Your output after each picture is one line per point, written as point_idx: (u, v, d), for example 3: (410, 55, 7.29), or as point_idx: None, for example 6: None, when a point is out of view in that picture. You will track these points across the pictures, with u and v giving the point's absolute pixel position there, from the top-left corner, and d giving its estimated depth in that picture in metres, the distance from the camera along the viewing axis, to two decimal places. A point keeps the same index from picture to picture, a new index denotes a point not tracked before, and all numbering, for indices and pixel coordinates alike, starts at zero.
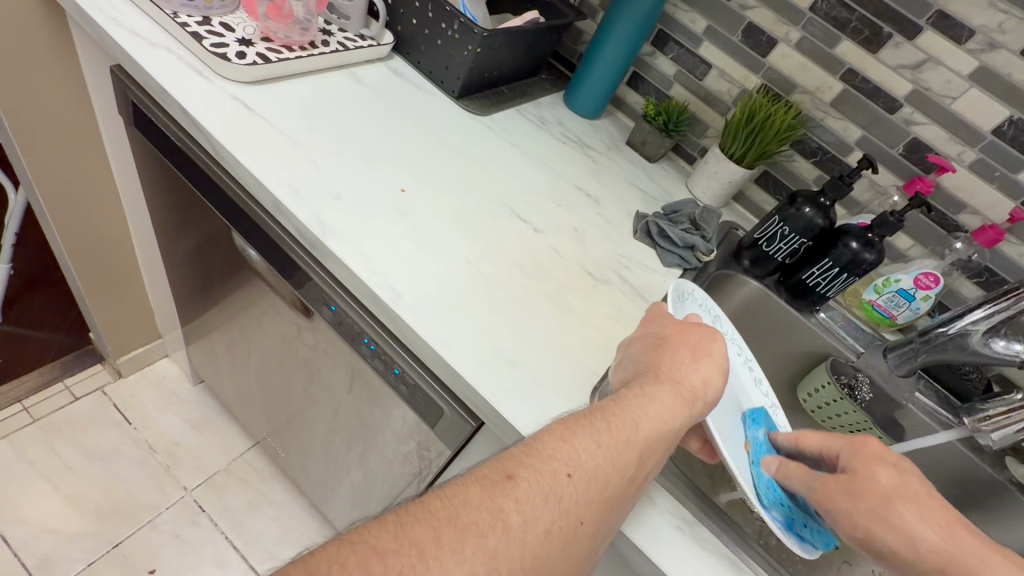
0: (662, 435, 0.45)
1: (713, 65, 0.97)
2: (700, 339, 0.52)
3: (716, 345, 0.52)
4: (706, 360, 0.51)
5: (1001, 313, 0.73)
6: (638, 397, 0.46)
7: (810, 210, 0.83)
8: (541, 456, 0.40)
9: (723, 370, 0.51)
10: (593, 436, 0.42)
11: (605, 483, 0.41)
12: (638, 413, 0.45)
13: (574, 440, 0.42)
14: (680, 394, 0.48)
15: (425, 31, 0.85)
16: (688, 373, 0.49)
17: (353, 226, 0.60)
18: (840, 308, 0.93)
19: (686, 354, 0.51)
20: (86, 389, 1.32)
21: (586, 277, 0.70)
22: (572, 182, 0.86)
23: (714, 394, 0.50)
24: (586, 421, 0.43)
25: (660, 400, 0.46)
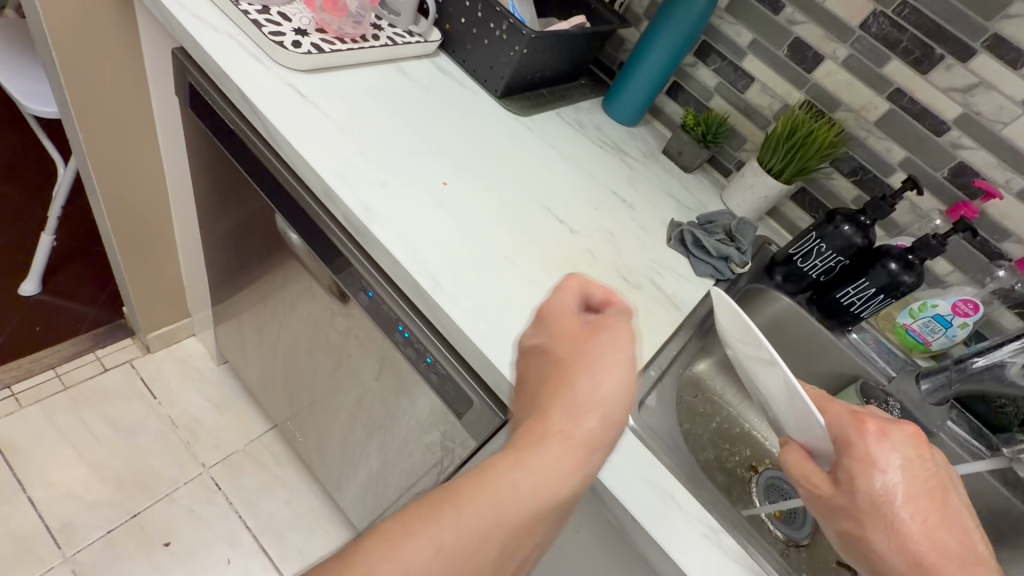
0: (544, 499, 0.36)
1: (756, 78, 0.97)
2: (611, 352, 0.41)
3: (600, 348, 0.41)
4: (599, 378, 0.40)
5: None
6: (564, 418, 0.39)
7: (849, 228, 0.82)
8: (443, 523, 0.33)
9: (630, 386, 0.41)
10: (509, 485, 0.35)
11: (519, 536, 0.35)
12: (563, 439, 0.38)
13: (483, 496, 0.34)
14: (613, 403, 0.40)
15: (473, 31, 0.87)
16: (615, 372, 0.41)
17: (397, 215, 0.61)
18: (871, 330, 0.92)
19: (587, 376, 0.40)
20: (115, 360, 1.36)
21: (619, 280, 0.71)
22: (608, 187, 0.87)
23: (620, 422, 0.41)
24: (503, 465, 0.36)
25: (592, 414, 0.39)
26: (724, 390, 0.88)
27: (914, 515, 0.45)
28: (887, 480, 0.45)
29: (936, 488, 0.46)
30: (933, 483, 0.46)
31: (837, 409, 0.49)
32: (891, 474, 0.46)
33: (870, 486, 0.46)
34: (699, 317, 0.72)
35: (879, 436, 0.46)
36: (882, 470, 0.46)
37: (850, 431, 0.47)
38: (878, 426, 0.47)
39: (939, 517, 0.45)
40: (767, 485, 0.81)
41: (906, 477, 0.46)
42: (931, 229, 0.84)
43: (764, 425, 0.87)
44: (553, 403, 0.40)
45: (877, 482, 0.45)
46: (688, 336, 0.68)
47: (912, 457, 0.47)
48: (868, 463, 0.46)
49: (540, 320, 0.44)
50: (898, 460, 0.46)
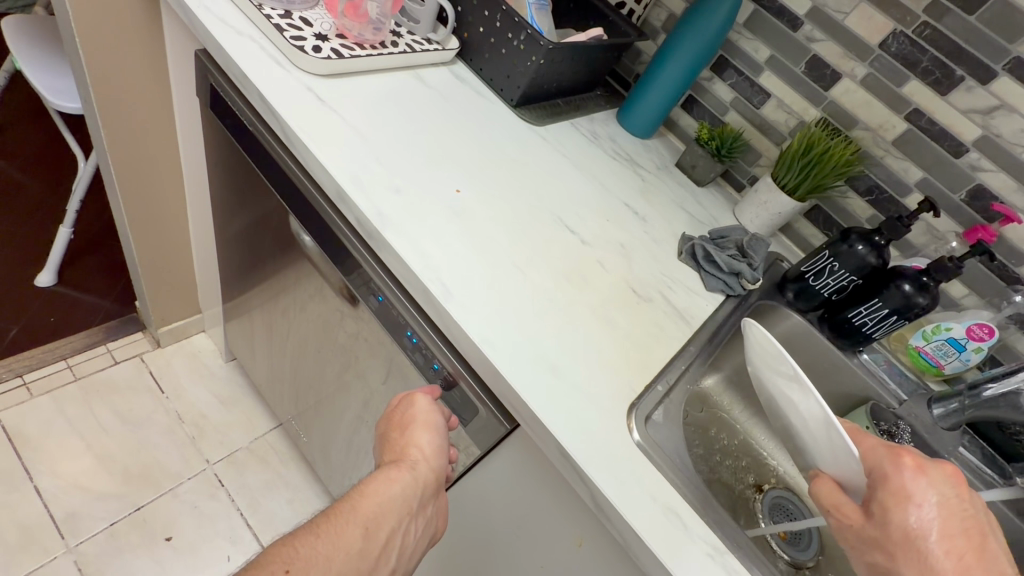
0: (388, 505, 0.49)
1: (772, 94, 0.96)
2: (408, 411, 0.58)
3: (416, 407, 0.57)
4: (417, 427, 0.56)
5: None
6: (421, 436, 0.55)
7: (863, 247, 0.80)
8: (347, 511, 0.47)
9: (432, 425, 0.57)
10: (388, 479, 0.51)
11: (400, 514, 0.49)
12: (420, 451, 0.55)
13: (373, 487, 0.50)
14: (433, 427, 0.57)
15: (491, 40, 0.88)
16: (422, 408, 0.57)
17: (410, 221, 0.61)
18: (883, 351, 0.91)
19: (398, 430, 0.57)
20: (126, 353, 1.37)
21: (629, 292, 0.71)
22: (620, 199, 0.87)
23: (434, 452, 0.56)
24: (385, 471, 0.51)
25: (434, 435, 0.56)
26: (732, 407, 0.87)
27: (949, 552, 0.43)
28: (922, 516, 0.44)
29: (973, 527, 0.45)
30: (969, 522, 0.45)
31: (870, 443, 0.50)
32: (928, 512, 0.45)
33: (905, 521, 0.45)
34: (708, 333, 0.72)
35: (916, 471, 0.46)
36: (917, 505, 0.45)
37: (887, 463, 0.47)
38: (916, 462, 0.47)
39: (976, 558, 0.43)
40: (771, 504, 0.80)
41: (942, 513, 0.45)
42: (948, 252, 0.82)
43: (772, 443, 0.87)
44: (387, 448, 0.56)
45: (912, 517, 0.45)
46: (696, 351, 0.68)
47: (950, 496, 0.46)
48: (902, 497, 0.45)
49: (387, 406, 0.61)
50: (933, 497, 0.45)
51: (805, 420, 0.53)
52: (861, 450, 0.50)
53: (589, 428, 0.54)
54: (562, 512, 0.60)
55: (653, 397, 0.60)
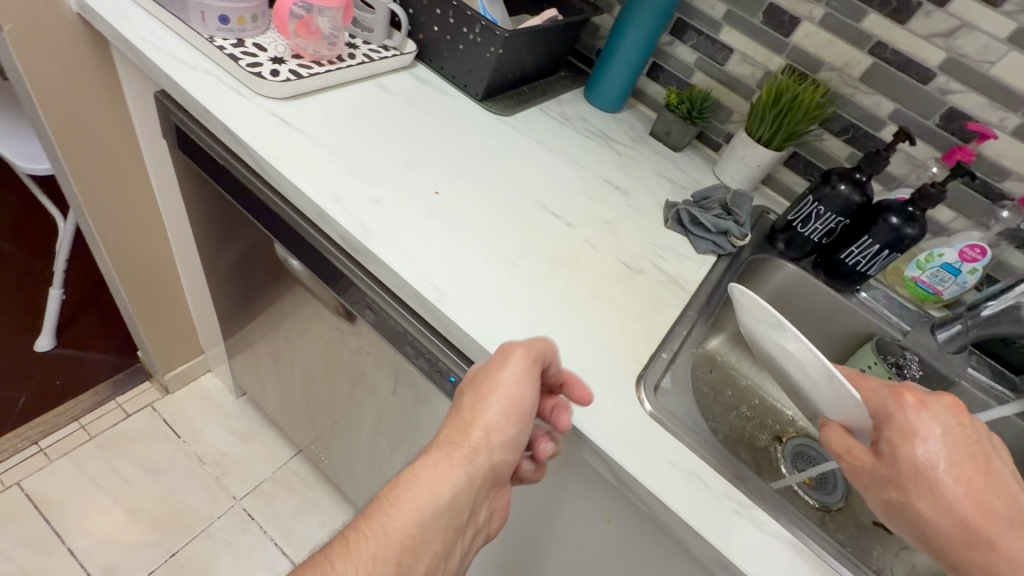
0: (431, 508, 0.46)
1: (735, 49, 0.96)
2: (483, 384, 0.51)
3: (501, 380, 0.50)
4: (491, 404, 0.50)
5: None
6: (490, 417, 0.50)
7: (846, 186, 0.80)
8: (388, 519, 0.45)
9: (507, 406, 0.50)
10: (440, 472, 0.47)
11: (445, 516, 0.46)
12: (489, 431, 0.50)
13: (420, 481, 0.47)
14: (508, 406, 0.50)
15: (447, 37, 0.87)
16: (500, 382, 0.50)
17: (393, 229, 0.61)
18: (881, 287, 0.92)
19: (468, 401, 0.51)
20: (137, 405, 1.38)
21: (621, 266, 0.71)
22: (600, 176, 0.87)
23: (499, 442, 0.50)
24: (443, 458, 0.48)
25: (504, 419, 0.50)
26: (741, 364, 0.88)
27: (958, 479, 0.44)
28: (930, 448, 0.45)
29: (979, 451, 0.46)
30: (975, 447, 0.46)
31: (873, 385, 0.50)
32: (933, 444, 0.45)
33: (912, 454, 0.45)
34: (705, 295, 0.72)
35: (918, 406, 0.47)
36: (923, 439, 0.46)
37: (889, 402, 0.48)
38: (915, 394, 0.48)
39: (984, 480, 0.44)
40: (794, 453, 0.81)
41: (947, 443, 0.45)
42: (930, 178, 0.83)
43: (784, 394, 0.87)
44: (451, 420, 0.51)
45: (918, 450, 0.45)
46: (695, 314, 0.69)
47: (953, 425, 0.47)
48: (908, 433, 0.46)
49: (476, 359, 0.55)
50: (935, 428, 0.46)
51: (799, 365, 0.53)
52: (862, 393, 0.50)
53: (596, 409, 0.54)
54: (589, 493, 0.60)
55: (659, 364, 0.61)
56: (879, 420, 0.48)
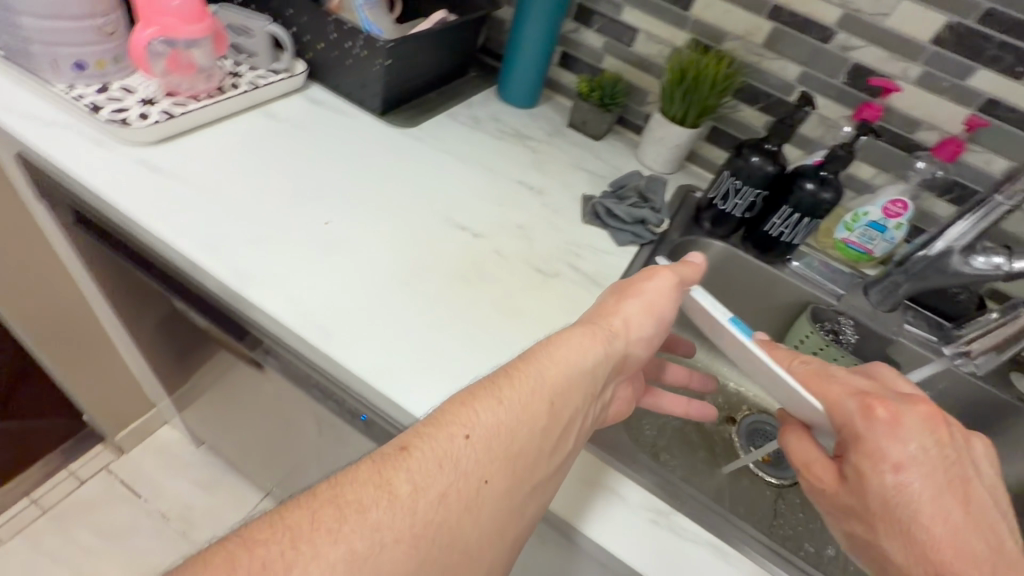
0: (570, 379, 0.46)
1: (639, 29, 0.93)
2: (630, 282, 0.53)
3: (650, 284, 0.52)
4: (635, 302, 0.51)
5: (1003, 208, 0.70)
6: (627, 311, 0.51)
7: (758, 158, 0.78)
8: (526, 381, 0.44)
9: (649, 299, 0.52)
10: (580, 351, 0.47)
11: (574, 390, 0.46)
12: (631, 325, 0.51)
13: (557, 358, 0.46)
14: (650, 306, 0.52)
15: (334, 53, 0.82)
16: (645, 285, 0.53)
17: (276, 271, 0.57)
18: (815, 253, 0.91)
19: (611, 297, 0.53)
20: (90, 470, 1.33)
21: (533, 272, 0.69)
22: (512, 178, 0.84)
23: (640, 333, 0.51)
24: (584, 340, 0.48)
25: (633, 317, 0.51)
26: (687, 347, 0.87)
27: (936, 517, 0.40)
28: (901, 478, 0.41)
29: (957, 477, 0.42)
30: (952, 473, 0.42)
31: (837, 394, 0.45)
32: (907, 475, 0.41)
33: (882, 485, 0.42)
34: None
35: (890, 426, 0.42)
36: (894, 467, 0.42)
37: (857, 422, 0.43)
38: (894, 416, 0.43)
39: (965, 514, 0.40)
40: (749, 430, 0.80)
41: (923, 473, 0.41)
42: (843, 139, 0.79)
43: (733, 371, 0.86)
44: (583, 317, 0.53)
45: (888, 480, 0.41)
46: None
47: (930, 447, 0.42)
48: (877, 459, 0.42)
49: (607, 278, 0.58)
50: (909, 454, 0.42)
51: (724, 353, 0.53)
52: (827, 404, 0.45)
53: None
54: None
55: None
56: (847, 442, 0.44)
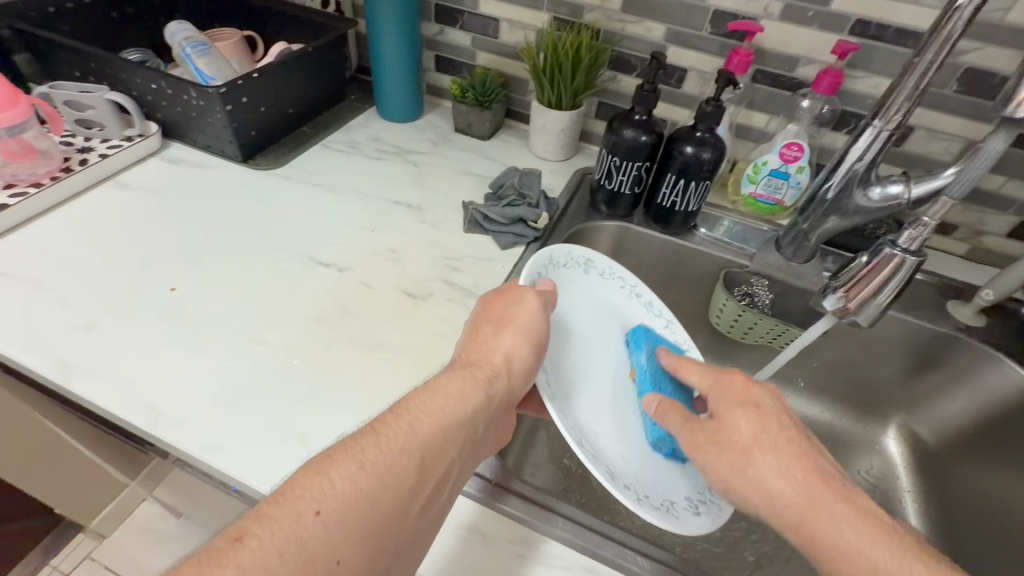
0: (444, 428, 0.42)
1: (500, 18, 0.89)
2: (506, 308, 0.50)
3: (523, 309, 0.49)
4: (510, 332, 0.48)
5: (885, 134, 0.63)
6: (499, 346, 0.48)
7: (630, 130, 0.73)
8: (394, 436, 0.39)
9: (531, 331, 0.48)
10: (452, 397, 0.43)
11: (447, 441, 0.41)
12: (507, 360, 0.47)
13: (425, 409, 0.42)
14: (526, 333, 0.49)
15: (179, 108, 0.79)
16: (517, 311, 0.49)
17: (106, 356, 0.54)
18: (730, 216, 0.84)
19: (489, 330, 0.50)
20: (73, 561, 1.31)
21: (403, 299, 0.65)
22: (389, 199, 0.80)
23: (522, 368, 0.48)
24: (457, 381, 0.45)
25: (511, 350, 0.48)
26: None
27: (784, 451, 0.45)
28: (755, 419, 0.47)
29: (800, 435, 0.47)
30: (796, 429, 0.47)
31: (695, 370, 0.53)
32: (760, 419, 0.47)
33: (738, 422, 0.47)
34: None
35: (746, 382, 0.49)
36: (752, 411, 0.47)
37: (720, 375, 0.51)
38: (740, 385, 0.49)
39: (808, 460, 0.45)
40: None
41: (772, 420, 0.47)
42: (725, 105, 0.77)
43: None
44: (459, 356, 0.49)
45: (743, 420, 0.47)
46: None
47: (779, 408, 0.48)
48: (741, 402, 0.48)
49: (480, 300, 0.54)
50: (748, 415, 0.47)
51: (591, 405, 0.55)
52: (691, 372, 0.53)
53: None
54: None
55: None
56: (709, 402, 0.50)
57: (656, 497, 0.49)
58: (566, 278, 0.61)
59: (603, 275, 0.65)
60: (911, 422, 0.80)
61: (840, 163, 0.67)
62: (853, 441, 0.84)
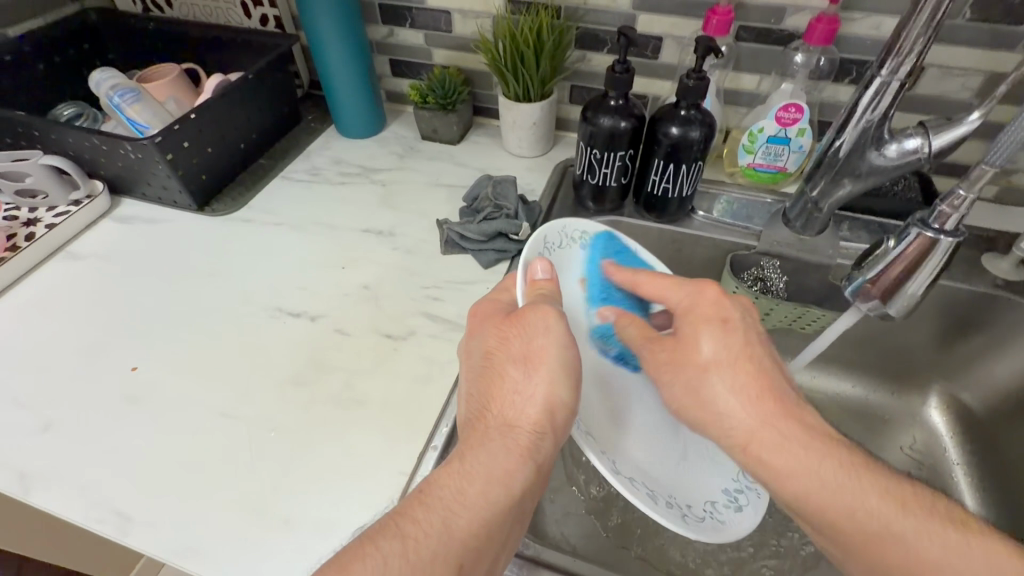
0: (485, 514, 0.36)
1: (450, 10, 0.81)
2: (528, 343, 0.42)
3: (547, 343, 0.41)
4: (541, 376, 0.41)
5: (896, 85, 0.55)
6: (531, 403, 0.41)
7: (606, 117, 0.65)
8: (426, 536, 0.34)
9: (565, 368, 0.41)
10: (491, 477, 0.37)
11: (490, 529, 0.36)
12: (547, 418, 0.40)
13: (463, 494, 0.36)
14: (567, 379, 0.41)
15: (119, 164, 0.73)
16: (546, 349, 0.41)
17: (65, 460, 0.50)
18: (727, 191, 0.76)
19: (517, 372, 0.42)
20: None
21: (382, 343, 0.59)
22: (357, 228, 0.74)
23: (565, 416, 0.41)
24: (495, 451, 0.39)
25: (545, 403, 0.41)
26: None
27: (734, 384, 0.42)
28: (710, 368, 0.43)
29: (744, 357, 0.43)
30: (739, 350, 0.43)
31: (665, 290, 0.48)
32: (721, 365, 0.43)
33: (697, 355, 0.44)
34: None
35: (722, 325, 0.44)
36: (699, 345, 0.44)
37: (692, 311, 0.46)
38: (739, 337, 0.44)
39: (756, 387, 0.42)
40: None
41: (715, 348, 0.43)
42: (709, 68, 0.70)
43: None
44: (485, 409, 0.42)
45: (699, 357, 0.44)
46: None
47: (733, 347, 0.43)
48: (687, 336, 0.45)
49: (485, 323, 0.46)
50: (710, 331, 0.44)
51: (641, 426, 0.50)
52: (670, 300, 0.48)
53: None
54: None
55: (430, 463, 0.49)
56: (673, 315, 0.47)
57: (699, 504, 0.46)
58: (563, 260, 0.53)
59: (607, 242, 0.58)
60: (954, 389, 0.73)
61: (847, 122, 0.59)
62: (890, 415, 0.76)
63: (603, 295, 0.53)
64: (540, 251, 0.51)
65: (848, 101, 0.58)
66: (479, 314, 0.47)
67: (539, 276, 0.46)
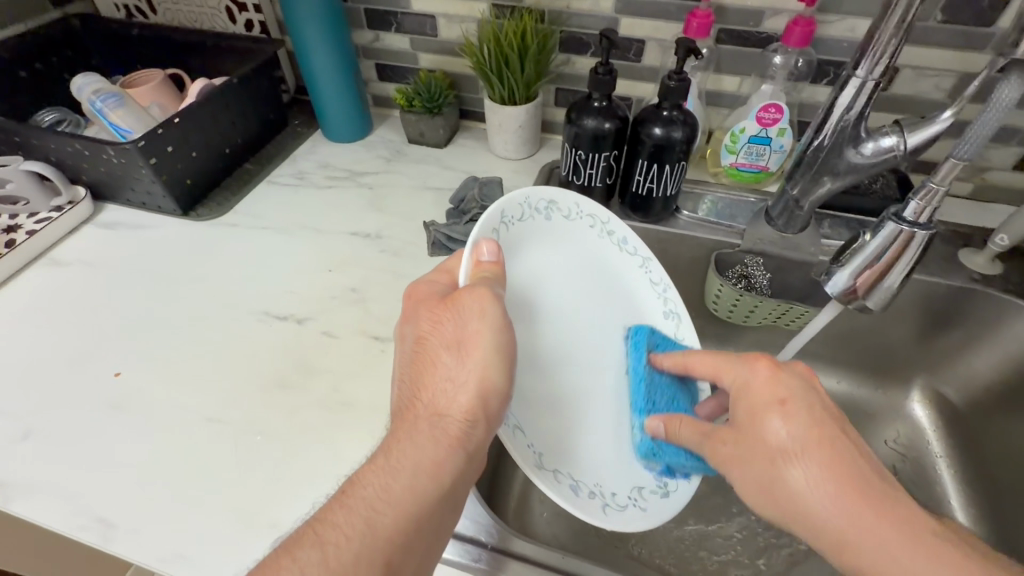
0: (408, 505, 0.37)
1: (436, 14, 0.82)
2: (462, 329, 0.40)
3: (481, 333, 0.39)
4: (474, 362, 0.39)
5: (871, 84, 0.56)
6: (461, 391, 0.39)
7: (591, 119, 0.66)
8: (341, 532, 0.35)
9: (499, 351, 0.39)
10: (412, 469, 0.38)
11: (415, 521, 0.37)
12: (480, 406, 0.39)
13: (386, 489, 0.37)
14: (497, 359, 0.40)
15: (102, 169, 0.73)
16: (477, 336, 0.39)
17: (46, 467, 0.49)
18: (711, 190, 0.77)
19: (450, 358, 0.41)
20: None
21: (369, 345, 0.59)
22: (344, 231, 0.74)
23: (498, 400, 0.40)
24: (422, 440, 0.39)
25: (474, 392, 0.39)
26: None
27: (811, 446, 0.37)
28: (780, 443, 0.38)
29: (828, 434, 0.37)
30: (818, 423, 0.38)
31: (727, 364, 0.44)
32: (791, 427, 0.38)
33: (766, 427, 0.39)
34: None
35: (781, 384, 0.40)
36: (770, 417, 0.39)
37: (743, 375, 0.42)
38: (766, 373, 0.41)
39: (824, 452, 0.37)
40: None
41: (788, 433, 0.38)
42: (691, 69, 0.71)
43: None
44: (416, 397, 0.41)
45: (769, 426, 0.39)
46: None
47: (796, 422, 0.38)
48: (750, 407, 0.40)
49: (421, 303, 0.44)
50: (782, 400, 0.39)
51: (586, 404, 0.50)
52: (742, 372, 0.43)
53: None
54: None
55: None
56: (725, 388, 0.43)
57: (626, 491, 0.47)
58: (525, 233, 0.50)
59: (568, 217, 0.55)
60: (936, 383, 0.74)
61: (825, 121, 0.60)
62: (874, 411, 0.77)
63: (647, 405, 0.50)
64: (495, 228, 0.46)
65: (826, 102, 0.60)
66: (417, 297, 0.45)
67: (483, 257, 0.42)
